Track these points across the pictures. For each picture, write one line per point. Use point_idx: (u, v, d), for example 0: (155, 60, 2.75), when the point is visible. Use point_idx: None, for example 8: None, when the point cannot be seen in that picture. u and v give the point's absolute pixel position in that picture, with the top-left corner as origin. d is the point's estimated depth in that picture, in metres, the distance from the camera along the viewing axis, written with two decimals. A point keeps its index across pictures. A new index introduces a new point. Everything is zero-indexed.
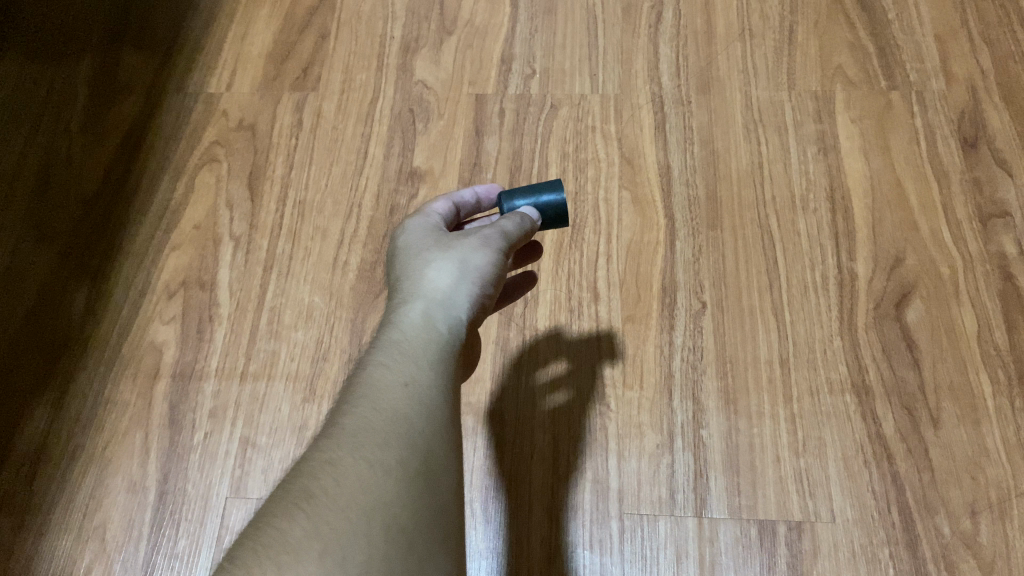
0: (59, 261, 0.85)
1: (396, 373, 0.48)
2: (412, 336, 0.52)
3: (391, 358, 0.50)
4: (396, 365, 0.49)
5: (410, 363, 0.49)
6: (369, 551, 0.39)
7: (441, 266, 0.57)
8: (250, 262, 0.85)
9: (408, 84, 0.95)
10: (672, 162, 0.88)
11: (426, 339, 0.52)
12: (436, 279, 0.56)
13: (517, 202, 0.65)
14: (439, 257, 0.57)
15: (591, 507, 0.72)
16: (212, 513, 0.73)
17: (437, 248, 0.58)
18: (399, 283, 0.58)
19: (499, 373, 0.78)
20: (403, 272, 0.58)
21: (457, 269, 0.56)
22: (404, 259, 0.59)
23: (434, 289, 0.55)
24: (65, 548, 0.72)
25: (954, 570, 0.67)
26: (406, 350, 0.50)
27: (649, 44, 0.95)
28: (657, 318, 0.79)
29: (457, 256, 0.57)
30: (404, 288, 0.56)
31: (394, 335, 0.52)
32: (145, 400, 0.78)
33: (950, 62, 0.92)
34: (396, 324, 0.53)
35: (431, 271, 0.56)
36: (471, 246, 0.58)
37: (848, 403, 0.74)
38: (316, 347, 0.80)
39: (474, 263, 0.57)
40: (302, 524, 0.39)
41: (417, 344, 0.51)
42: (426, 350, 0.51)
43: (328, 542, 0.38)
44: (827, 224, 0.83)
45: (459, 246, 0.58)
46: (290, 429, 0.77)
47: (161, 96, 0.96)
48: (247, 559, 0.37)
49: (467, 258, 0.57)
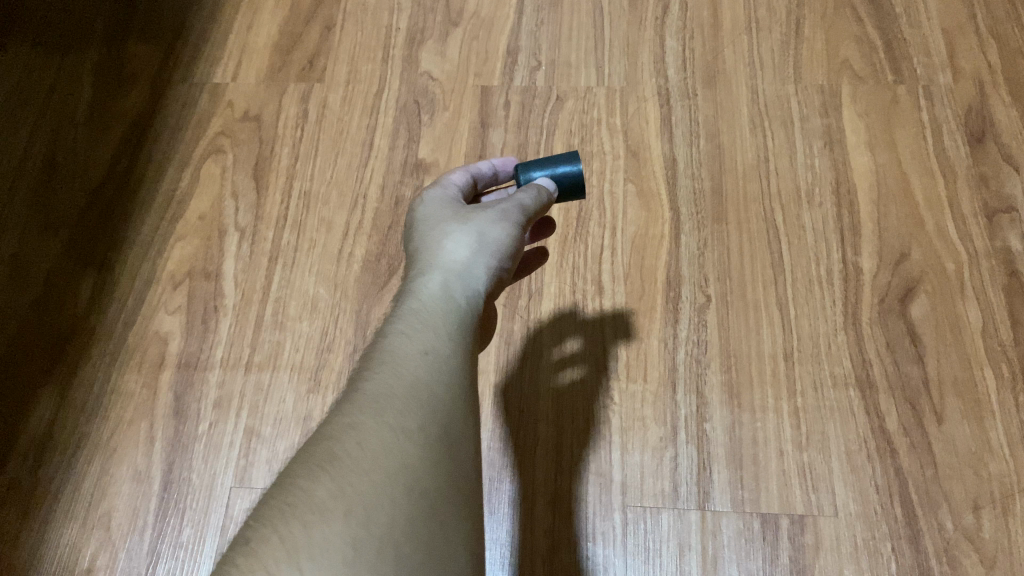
0: (65, 250, 0.86)
1: (418, 340, 0.49)
2: (431, 306, 0.52)
3: (410, 327, 0.50)
4: (415, 335, 0.49)
5: (429, 333, 0.49)
6: (392, 512, 0.39)
7: (459, 238, 0.57)
8: (256, 254, 0.85)
9: (413, 76, 0.95)
10: (677, 155, 0.87)
11: (445, 309, 0.52)
12: (454, 252, 0.56)
13: (534, 173, 0.65)
14: (457, 229, 0.58)
15: (595, 499, 0.72)
16: (216, 502, 0.74)
17: (455, 221, 0.59)
18: (416, 256, 0.58)
19: (503, 365, 0.78)
20: (421, 244, 0.58)
21: (475, 242, 0.56)
22: (422, 230, 0.59)
23: (451, 262, 0.55)
24: (70, 537, 0.73)
25: (956, 564, 0.67)
26: (424, 320, 0.50)
27: (656, 37, 0.95)
28: (661, 312, 0.79)
29: (474, 230, 0.57)
30: (422, 259, 0.57)
31: (413, 306, 0.52)
32: (150, 389, 0.79)
33: (957, 57, 0.91)
34: (415, 295, 0.53)
35: (449, 243, 0.57)
36: (489, 221, 0.58)
37: (852, 397, 0.74)
38: (321, 339, 0.80)
39: (491, 237, 0.57)
40: (327, 484, 0.39)
41: (436, 315, 0.51)
42: (444, 320, 0.51)
43: (353, 502, 0.38)
44: (833, 219, 0.83)
45: (476, 220, 0.58)
46: (294, 420, 0.77)
47: (167, 86, 0.96)
48: (274, 518, 0.38)
49: (484, 232, 0.57)
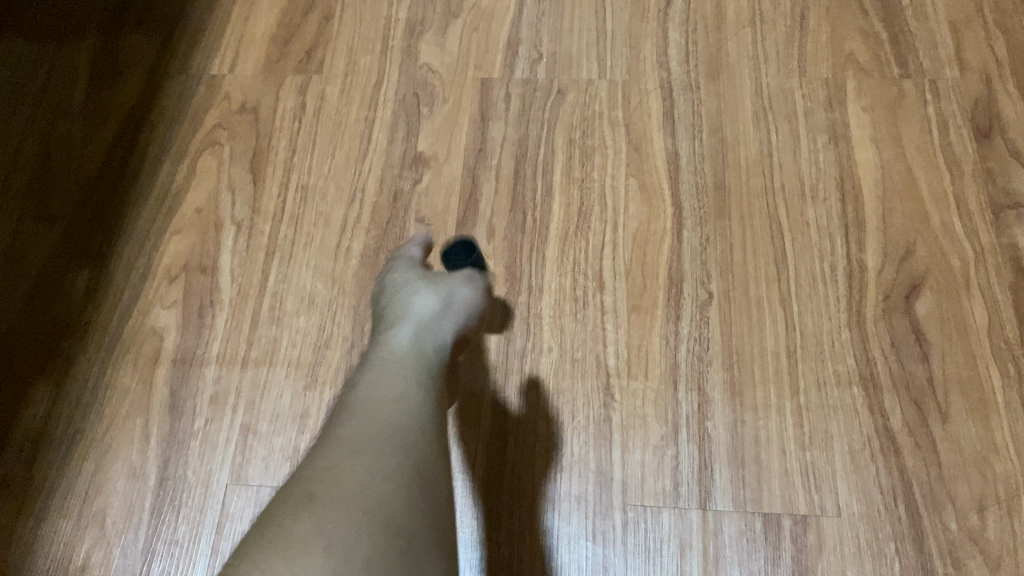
0: (60, 244, 0.85)
1: (393, 377, 0.49)
2: (401, 351, 0.53)
3: (381, 371, 0.50)
4: (386, 378, 0.49)
5: (398, 375, 0.49)
6: (372, 547, 0.38)
7: (427, 297, 0.61)
8: (253, 248, 0.84)
9: (412, 68, 0.93)
10: (680, 150, 0.86)
11: (413, 353, 0.53)
12: (422, 308, 0.59)
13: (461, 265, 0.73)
14: (425, 290, 0.62)
15: (595, 498, 0.71)
16: (212, 500, 0.73)
17: (423, 283, 0.63)
18: (385, 313, 0.61)
19: (502, 363, 0.77)
20: (390, 303, 0.62)
21: (441, 301, 0.60)
22: (391, 295, 0.63)
23: (419, 316, 0.58)
24: (64, 535, 0.72)
25: (961, 566, 0.67)
26: (395, 363, 0.51)
27: (658, 30, 0.94)
28: (663, 309, 0.78)
29: (442, 291, 0.62)
30: (391, 315, 0.60)
31: (383, 352, 0.53)
32: (146, 385, 0.78)
33: (964, 50, 0.90)
34: (385, 342, 0.54)
35: (418, 301, 0.60)
36: (455, 285, 0.63)
37: (856, 396, 0.73)
38: (318, 334, 0.79)
39: (457, 300, 0.61)
40: (307, 520, 0.38)
41: (406, 359, 0.52)
42: (414, 363, 0.52)
43: (332, 538, 0.37)
44: (837, 214, 0.82)
45: (444, 283, 0.63)
46: (291, 417, 0.76)
47: (163, 77, 0.95)
48: (254, 556, 0.37)
49: (450, 293, 0.62)
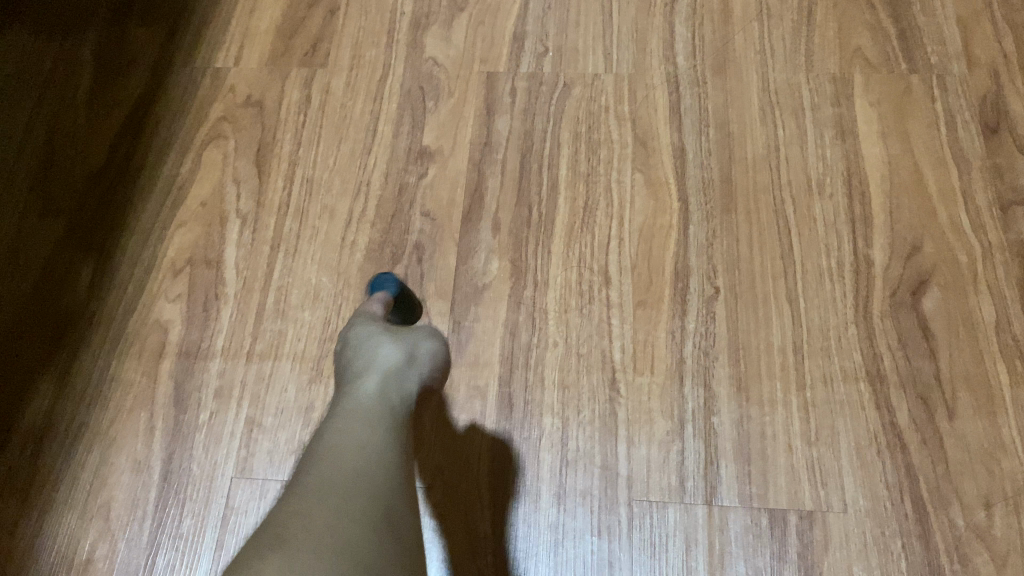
0: (64, 237, 0.85)
1: (364, 431, 0.47)
2: (368, 404, 0.51)
3: (351, 424, 0.48)
4: (357, 432, 0.47)
5: (369, 430, 0.47)
6: None
7: (392, 346, 0.59)
8: (257, 241, 0.84)
9: (418, 61, 0.93)
10: (686, 144, 0.86)
11: (382, 408, 0.51)
12: (387, 358, 0.57)
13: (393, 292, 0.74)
14: (390, 340, 0.60)
15: (601, 493, 0.71)
16: (216, 493, 0.73)
17: (385, 332, 0.61)
18: (347, 360, 0.58)
19: (508, 357, 0.77)
20: (353, 349, 0.60)
21: (406, 354, 0.59)
22: (349, 342, 0.61)
23: (385, 366, 0.56)
24: (69, 528, 0.72)
25: (967, 562, 0.66)
26: (365, 417, 0.49)
27: (665, 24, 0.93)
28: (669, 304, 0.78)
29: (406, 343, 0.60)
30: (354, 364, 0.57)
31: (351, 405, 0.50)
32: (150, 378, 0.78)
33: (972, 45, 0.90)
34: (351, 395, 0.52)
35: (380, 349, 0.58)
36: (419, 338, 0.62)
37: (862, 392, 0.73)
38: (323, 328, 0.79)
39: (421, 354, 0.60)
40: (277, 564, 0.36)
41: (375, 413, 0.50)
42: (382, 419, 0.50)
43: None
44: (844, 210, 0.81)
45: (409, 334, 0.62)
46: (296, 410, 0.76)
47: (168, 70, 0.94)
48: None
49: (415, 346, 0.60)
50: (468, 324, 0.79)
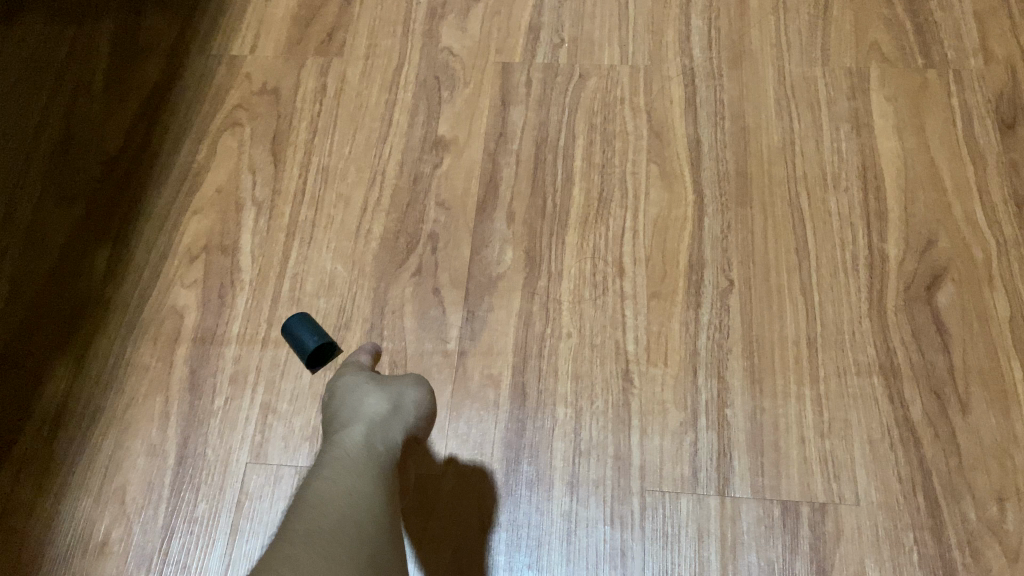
0: (81, 222, 0.85)
1: (347, 477, 0.49)
2: (354, 453, 0.53)
3: (336, 471, 0.50)
4: (341, 478, 0.49)
5: (352, 477, 0.50)
6: None
7: (378, 396, 0.62)
8: (273, 229, 0.84)
9: (433, 51, 0.93)
10: (702, 137, 0.86)
11: (366, 455, 0.54)
12: (373, 408, 0.60)
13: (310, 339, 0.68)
14: (376, 389, 0.63)
15: (614, 482, 0.71)
16: (231, 478, 0.73)
17: (373, 382, 0.64)
18: (335, 412, 0.61)
19: (522, 347, 0.77)
20: (340, 401, 0.63)
21: (392, 402, 0.62)
22: (339, 393, 0.64)
23: (371, 417, 0.59)
24: (85, 510, 0.72)
25: (979, 556, 0.67)
26: (349, 464, 0.51)
27: (681, 16, 0.94)
28: (683, 296, 0.78)
29: (392, 392, 0.63)
30: (342, 415, 0.60)
31: (336, 454, 0.53)
32: (166, 363, 0.78)
33: (989, 41, 0.89)
34: (337, 444, 0.55)
35: (367, 400, 0.61)
36: (405, 384, 0.65)
37: (876, 385, 0.73)
38: (338, 315, 0.79)
39: (407, 401, 0.63)
40: None
41: (359, 460, 0.52)
42: (368, 465, 0.52)
43: None
44: (859, 204, 0.81)
45: (395, 383, 0.65)
46: (310, 397, 0.76)
47: (184, 57, 0.95)
48: None
49: (400, 394, 0.63)
50: (482, 313, 0.79)
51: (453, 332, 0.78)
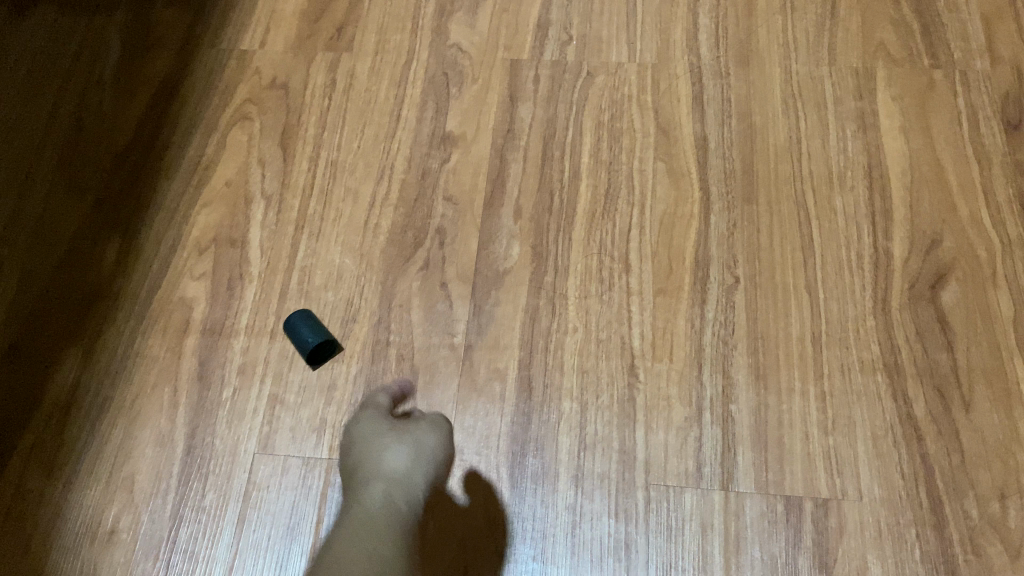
0: (91, 213, 0.86)
1: (369, 542, 0.55)
2: (374, 517, 0.59)
3: (358, 537, 0.55)
4: (362, 545, 0.54)
5: (373, 540, 0.55)
6: None
7: (398, 448, 0.67)
8: (282, 222, 0.85)
9: (442, 47, 0.94)
10: (709, 135, 0.87)
11: (387, 519, 0.59)
12: (394, 463, 0.65)
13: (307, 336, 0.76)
14: (396, 440, 0.68)
15: (618, 476, 0.72)
16: (239, 468, 0.74)
17: (393, 431, 0.69)
18: (359, 465, 0.66)
19: (528, 342, 0.78)
20: (363, 453, 0.67)
21: (411, 453, 0.66)
22: (360, 443, 0.68)
23: (391, 475, 0.64)
24: (93, 498, 0.73)
25: (981, 553, 0.67)
26: (369, 532, 0.57)
27: (688, 15, 0.94)
28: (688, 292, 0.79)
29: (411, 441, 0.67)
30: (364, 471, 0.65)
31: (359, 518, 0.58)
32: (175, 354, 0.79)
33: (995, 42, 0.90)
34: (360, 507, 0.60)
35: (389, 454, 0.66)
36: (423, 431, 0.69)
37: (880, 383, 0.74)
38: (345, 308, 0.80)
39: (426, 448, 0.67)
40: None
41: (380, 526, 0.57)
42: (388, 530, 0.57)
43: None
44: (865, 203, 0.82)
45: (413, 430, 0.69)
46: (317, 389, 0.77)
47: (194, 50, 0.95)
48: None
49: (419, 442, 0.68)
50: (488, 308, 0.79)
51: (459, 326, 0.79)
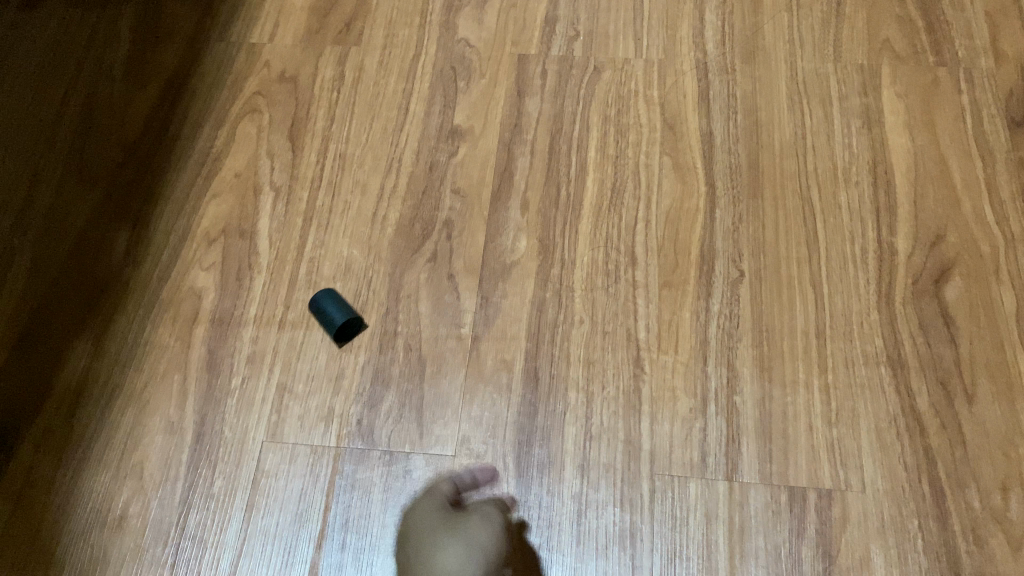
0: (101, 204, 0.86)
1: None
2: None
3: None
4: None
5: None
6: None
7: (450, 551, 0.66)
8: (291, 214, 0.85)
9: (450, 42, 0.95)
10: (715, 130, 0.87)
11: None
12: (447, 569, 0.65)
13: (334, 312, 0.78)
14: (447, 541, 0.67)
15: (624, 466, 0.72)
16: (248, 456, 0.75)
17: (445, 527, 0.68)
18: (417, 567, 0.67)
19: (535, 333, 0.78)
20: (419, 554, 0.67)
21: (464, 552, 0.66)
22: (415, 543, 0.68)
23: None
24: (103, 485, 0.74)
25: (983, 544, 0.68)
26: None
27: (695, 11, 0.95)
28: (694, 285, 0.79)
29: (462, 539, 0.67)
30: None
31: None
32: (184, 343, 0.79)
33: (999, 40, 0.91)
34: None
35: (444, 558, 0.66)
36: (472, 526, 0.67)
37: (883, 376, 0.74)
38: (354, 299, 0.81)
39: (478, 544, 0.66)
40: None
41: None
42: None
43: None
44: (869, 199, 0.83)
45: (463, 527, 0.67)
46: (326, 378, 0.77)
47: (204, 44, 0.96)
48: None
49: (471, 538, 0.67)
50: (495, 300, 0.80)
51: (467, 317, 0.79)
